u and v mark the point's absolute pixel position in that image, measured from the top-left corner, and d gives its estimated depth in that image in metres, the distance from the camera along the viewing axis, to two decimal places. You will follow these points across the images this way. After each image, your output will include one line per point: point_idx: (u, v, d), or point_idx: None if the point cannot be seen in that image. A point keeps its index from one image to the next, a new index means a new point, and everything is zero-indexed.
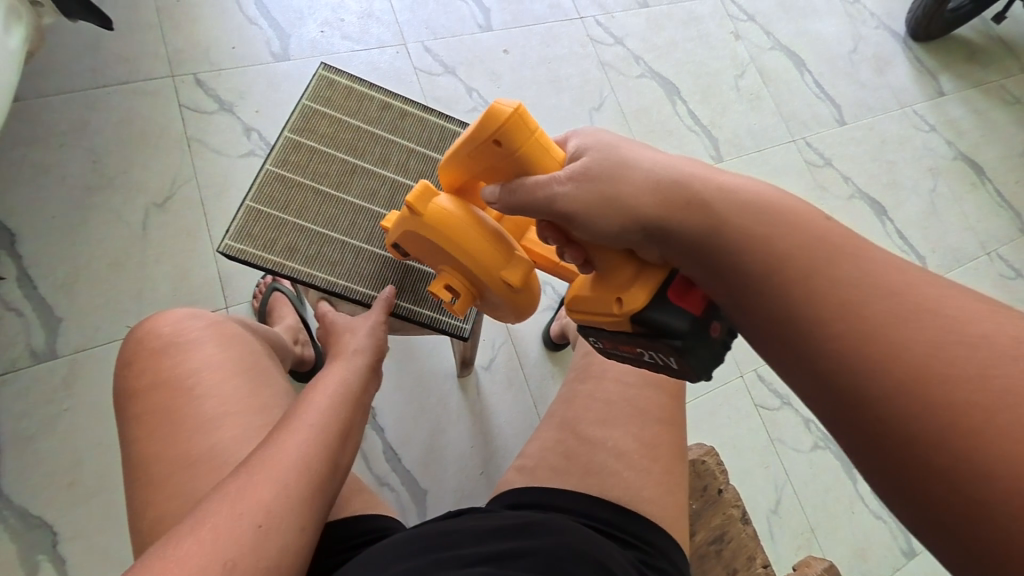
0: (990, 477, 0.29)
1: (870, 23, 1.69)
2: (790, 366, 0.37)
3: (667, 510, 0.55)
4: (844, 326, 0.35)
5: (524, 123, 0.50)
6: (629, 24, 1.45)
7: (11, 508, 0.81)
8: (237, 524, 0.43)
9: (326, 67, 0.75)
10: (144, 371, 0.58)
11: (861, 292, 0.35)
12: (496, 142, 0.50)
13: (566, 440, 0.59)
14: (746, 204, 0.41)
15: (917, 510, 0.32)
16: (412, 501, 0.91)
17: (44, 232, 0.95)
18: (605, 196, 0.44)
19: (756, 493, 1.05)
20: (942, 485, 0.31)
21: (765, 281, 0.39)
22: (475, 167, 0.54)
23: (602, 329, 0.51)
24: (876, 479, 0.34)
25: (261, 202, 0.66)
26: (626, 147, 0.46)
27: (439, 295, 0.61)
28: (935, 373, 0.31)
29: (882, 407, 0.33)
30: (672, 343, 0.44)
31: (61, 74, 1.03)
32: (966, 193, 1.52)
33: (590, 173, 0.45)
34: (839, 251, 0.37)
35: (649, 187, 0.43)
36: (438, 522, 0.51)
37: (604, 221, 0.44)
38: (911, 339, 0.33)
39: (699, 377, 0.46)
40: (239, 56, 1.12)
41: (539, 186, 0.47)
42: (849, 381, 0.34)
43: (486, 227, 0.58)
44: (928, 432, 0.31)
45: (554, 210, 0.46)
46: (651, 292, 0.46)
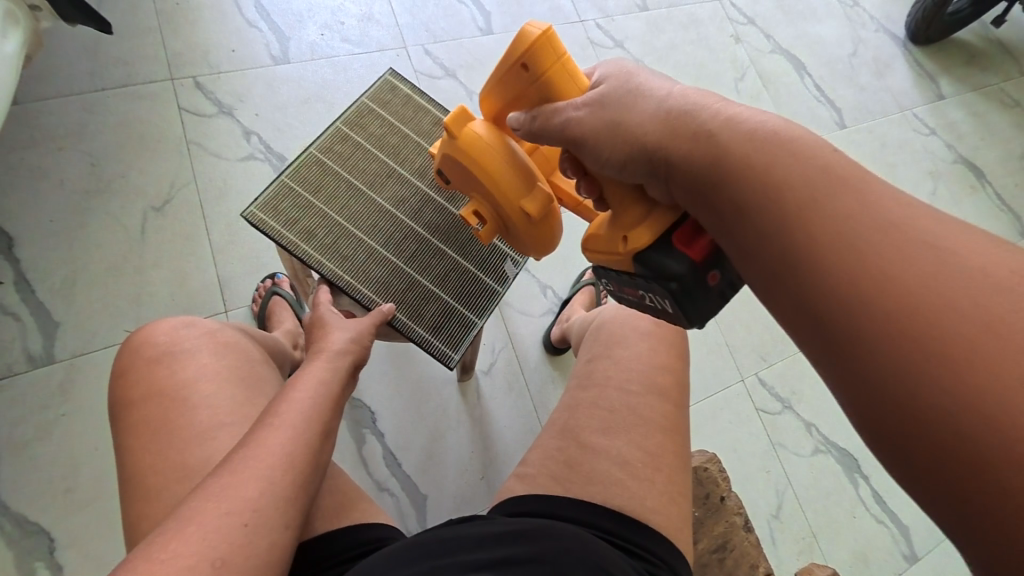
0: (978, 415, 0.28)
1: (870, 26, 1.70)
2: (784, 302, 0.36)
3: (670, 519, 0.54)
4: (847, 254, 0.33)
5: (553, 46, 0.50)
6: (629, 27, 1.45)
7: (6, 514, 0.80)
8: (223, 523, 0.42)
9: (394, 74, 0.76)
10: (136, 382, 0.57)
11: (866, 226, 0.34)
12: (524, 66, 0.51)
13: (568, 448, 0.58)
14: (752, 137, 0.39)
15: (898, 450, 0.31)
16: (411, 507, 0.90)
17: (42, 236, 0.94)
18: (613, 127, 0.45)
19: (758, 499, 1.05)
20: (926, 422, 0.29)
21: (767, 212, 0.37)
22: (504, 94, 0.54)
23: (609, 267, 0.53)
24: (859, 419, 0.33)
25: (296, 181, 0.67)
26: (644, 79, 0.46)
27: (469, 220, 0.62)
28: (934, 309, 0.30)
29: (876, 343, 0.31)
30: (668, 285, 0.45)
31: (60, 77, 1.02)
32: (966, 196, 1.52)
33: (603, 102, 0.46)
34: (848, 184, 0.36)
35: (654, 119, 0.43)
36: (437, 529, 0.50)
37: (610, 150, 0.45)
38: (912, 275, 0.31)
39: (691, 324, 0.47)
40: (238, 58, 1.12)
41: (556, 114, 0.49)
42: (844, 315, 0.33)
43: (514, 157, 0.58)
44: (920, 371, 0.30)
45: (568, 136, 0.48)
46: (661, 228, 0.46)
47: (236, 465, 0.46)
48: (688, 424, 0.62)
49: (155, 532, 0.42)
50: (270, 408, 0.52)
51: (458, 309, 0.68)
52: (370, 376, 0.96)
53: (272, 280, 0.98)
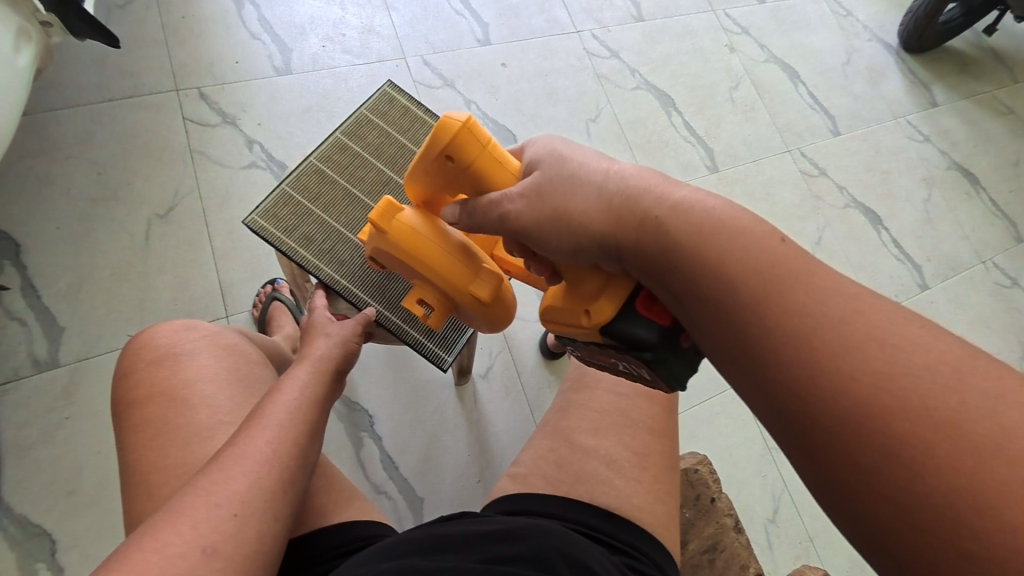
0: (930, 504, 0.30)
1: (863, 35, 1.72)
2: (746, 387, 0.38)
3: (658, 518, 0.55)
4: (795, 348, 0.35)
5: (474, 136, 0.51)
6: (624, 38, 1.48)
7: (10, 516, 0.81)
8: (211, 514, 0.43)
9: (392, 86, 0.79)
10: (136, 384, 0.58)
11: (814, 316, 0.35)
12: (448, 157, 0.51)
13: (559, 448, 0.59)
14: (702, 220, 0.41)
15: (866, 535, 0.33)
16: (408, 510, 0.91)
17: (48, 242, 0.96)
18: (555, 215, 0.45)
19: (753, 502, 1.05)
20: (889, 510, 0.31)
21: (721, 302, 0.39)
22: (433, 184, 0.55)
23: (576, 337, 0.53)
24: (826, 501, 0.34)
25: (296, 189, 0.69)
26: (577, 163, 0.46)
27: (414, 309, 0.62)
28: (881, 399, 0.32)
29: (834, 434, 0.33)
30: (642, 355, 0.45)
31: (69, 89, 1.05)
32: (960, 202, 1.53)
33: (539, 192, 0.46)
34: (790, 275, 0.37)
35: (601, 203, 0.44)
36: (427, 527, 0.51)
37: (556, 239, 0.45)
38: (858, 366, 0.33)
39: (673, 386, 0.47)
40: (242, 70, 1.15)
41: (492, 206, 0.48)
42: (807, 410, 0.34)
43: (453, 242, 0.59)
44: (875, 460, 0.31)
45: (508, 228, 0.48)
46: (620, 302, 0.47)
47: (224, 461, 0.47)
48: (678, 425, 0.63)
49: (145, 527, 0.43)
50: (256, 410, 0.53)
51: None
52: (367, 381, 0.97)
53: (272, 285, 1.00)
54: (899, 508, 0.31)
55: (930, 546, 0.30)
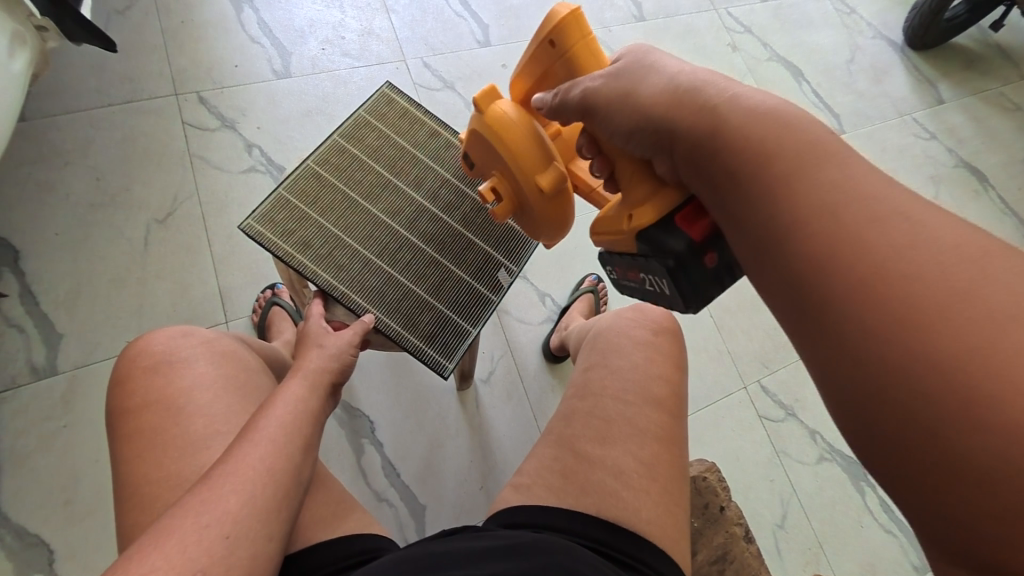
0: (924, 379, 0.30)
1: (867, 33, 1.70)
2: (760, 263, 0.38)
3: (666, 531, 0.53)
4: (818, 221, 0.35)
5: (577, 27, 0.54)
6: (626, 38, 1.47)
7: (7, 527, 0.80)
8: (197, 543, 0.42)
9: (390, 87, 0.78)
10: (130, 394, 0.57)
11: (851, 202, 0.35)
12: (551, 43, 0.55)
13: (564, 458, 0.58)
14: (749, 109, 0.40)
15: (851, 410, 0.33)
16: (410, 517, 0.90)
17: (47, 249, 0.96)
18: (624, 95, 0.47)
19: (761, 507, 1.03)
20: (880, 383, 0.31)
21: (751, 180, 0.39)
22: (534, 74, 0.58)
23: (616, 251, 0.56)
24: (819, 376, 0.35)
25: (293, 193, 0.68)
26: (656, 57, 0.48)
27: (486, 198, 0.62)
28: (911, 287, 0.31)
29: (843, 304, 0.33)
30: (665, 262, 0.49)
31: (68, 94, 1.05)
32: (968, 200, 1.51)
33: (618, 74, 0.49)
34: (827, 156, 0.37)
35: (664, 90, 0.45)
36: (428, 543, 0.51)
37: (620, 118, 0.48)
38: (878, 241, 0.33)
39: (688, 306, 0.50)
40: (241, 74, 1.14)
41: (574, 86, 0.52)
42: (819, 280, 0.34)
43: (537, 135, 0.59)
44: (894, 350, 0.31)
45: (582, 105, 0.51)
46: (663, 209, 0.49)
47: (214, 479, 0.46)
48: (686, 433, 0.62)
49: (131, 548, 0.42)
50: (248, 425, 0.52)
51: (454, 318, 0.69)
52: (368, 386, 0.96)
53: (272, 291, 0.99)
54: (908, 398, 0.31)
55: (912, 417, 0.30)
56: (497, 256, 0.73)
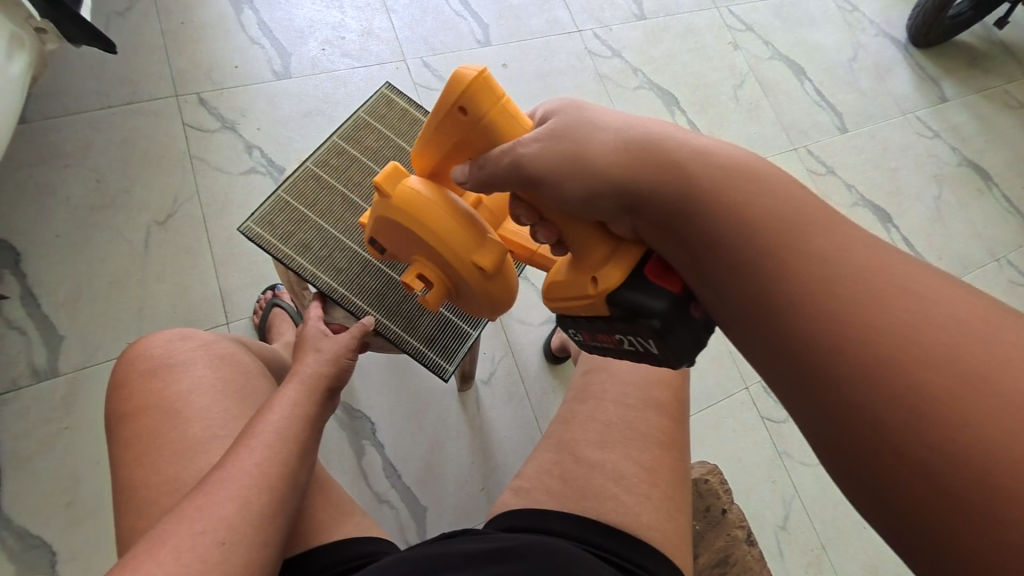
0: (906, 430, 0.31)
1: (869, 30, 1.69)
2: (743, 317, 0.39)
3: (667, 536, 0.53)
4: (796, 276, 0.37)
5: (488, 89, 0.49)
6: (626, 37, 1.46)
7: (9, 528, 0.81)
8: (189, 553, 0.42)
9: (389, 87, 0.77)
10: (129, 398, 0.57)
11: (832, 264, 0.36)
12: (461, 110, 0.49)
13: (563, 462, 0.57)
14: (722, 171, 0.41)
15: (839, 457, 0.34)
16: (411, 519, 0.90)
17: (47, 252, 0.96)
18: (574, 159, 0.45)
19: (762, 509, 1.03)
20: (865, 433, 0.32)
21: (729, 238, 0.40)
22: (444, 146, 0.53)
23: (580, 317, 0.52)
24: (806, 423, 0.36)
25: (292, 194, 0.67)
26: (598, 113, 0.46)
27: (413, 286, 0.58)
28: (901, 346, 0.32)
29: (822, 355, 0.34)
30: (651, 324, 0.44)
31: (68, 97, 1.05)
32: (971, 199, 1.50)
33: (557, 134, 0.46)
34: (800, 214, 0.39)
35: (618, 149, 0.44)
36: (427, 545, 0.51)
37: (572, 185, 0.45)
38: (854, 295, 0.34)
39: (680, 363, 0.46)
40: (241, 75, 1.14)
41: (505, 155, 0.48)
42: (800, 332, 0.36)
43: (459, 211, 0.56)
44: (889, 413, 0.31)
45: (523, 173, 0.47)
46: (627, 273, 0.46)
47: (210, 485, 0.46)
48: (687, 437, 0.61)
49: (128, 554, 0.42)
50: (245, 431, 0.51)
51: (454, 320, 0.69)
52: (368, 388, 0.95)
53: (272, 292, 0.98)
54: (909, 459, 0.31)
55: (898, 466, 0.31)
56: None
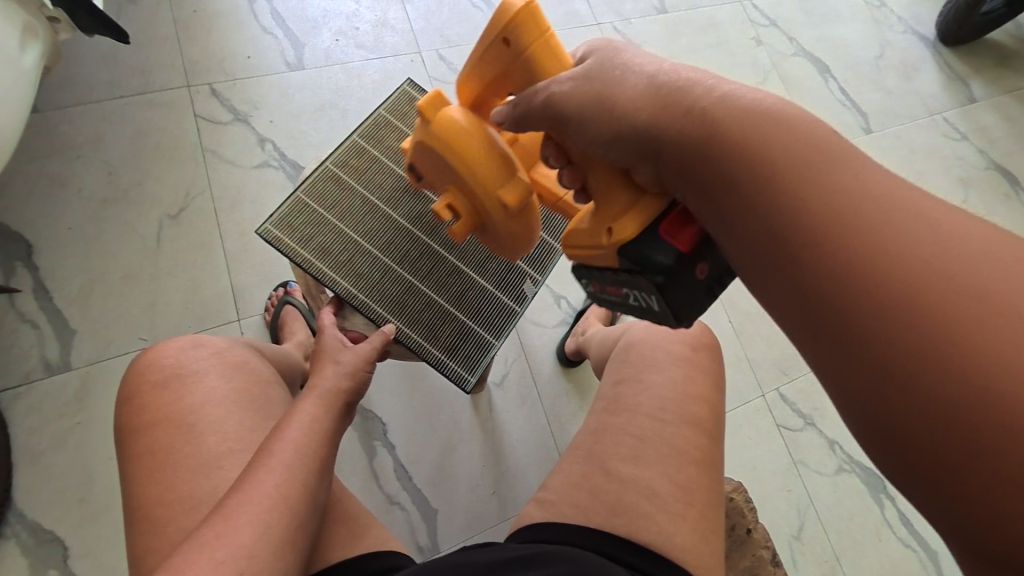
0: (951, 386, 0.30)
1: (896, 27, 1.64)
2: (769, 273, 0.37)
3: (701, 559, 0.52)
4: (828, 227, 0.35)
5: (535, 20, 0.50)
6: (646, 31, 1.42)
7: (23, 521, 0.81)
8: (220, 571, 0.42)
9: (410, 85, 0.75)
10: (145, 404, 0.57)
11: (854, 200, 0.35)
12: (505, 40, 0.51)
13: (592, 476, 0.56)
14: (739, 107, 0.40)
15: (879, 424, 0.33)
16: (422, 521, 0.89)
17: (60, 245, 0.95)
18: (598, 101, 0.45)
19: (778, 519, 1.01)
20: (907, 395, 0.31)
21: (756, 185, 0.38)
22: (488, 75, 0.55)
23: (591, 267, 0.54)
24: (839, 389, 0.34)
25: (311, 196, 0.66)
26: (631, 55, 0.46)
27: (441, 215, 0.60)
28: (922, 282, 0.32)
29: (855, 313, 0.33)
30: (655, 277, 0.45)
31: (79, 87, 1.03)
32: (999, 203, 1.46)
33: (588, 76, 0.46)
34: (831, 159, 0.37)
35: (642, 93, 0.43)
36: (447, 555, 0.50)
37: (596, 127, 0.45)
38: (892, 244, 0.33)
39: (680, 322, 0.47)
40: (254, 65, 1.12)
41: (541, 91, 0.49)
42: (834, 290, 0.34)
43: (492, 145, 0.57)
44: (912, 346, 0.31)
45: (553, 111, 0.48)
46: (644, 222, 0.47)
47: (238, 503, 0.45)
48: (721, 455, 0.59)
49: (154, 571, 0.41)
50: (263, 446, 0.50)
51: (475, 330, 0.68)
52: (380, 388, 0.94)
53: (285, 289, 0.97)
54: (925, 389, 0.30)
55: (942, 428, 0.30)
56: (522, 266, 0.72)
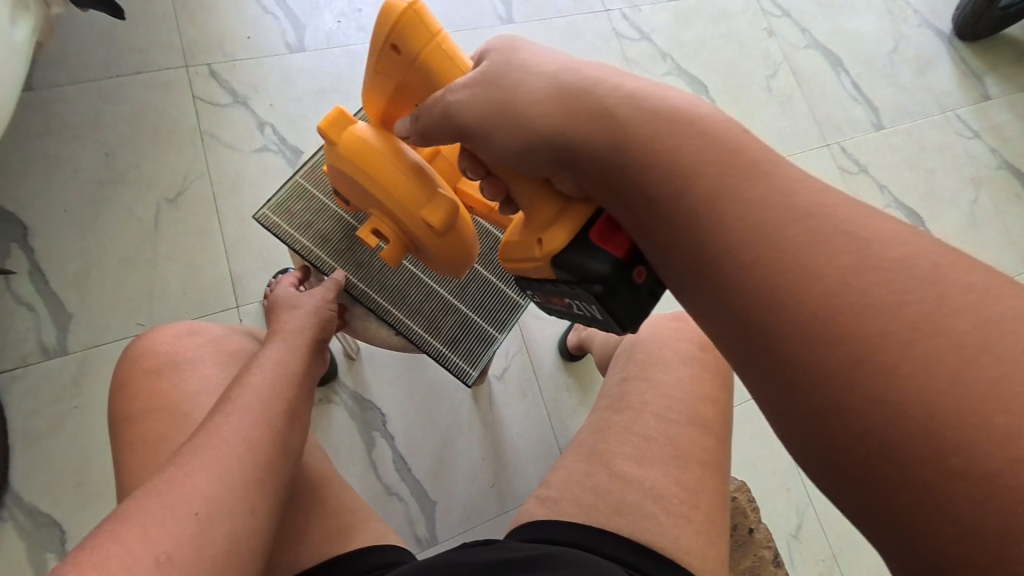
0: (888, 422, 0.28)
1: (912, 20, 1.60)
2: (699, 295, 0.36)
3: (705, 561, 0.51)
4: (749, 246, 0.33)
5: (421, 22, 0.49)
6: (656, 19, 1.39)
7: (19, 505, 0.80)
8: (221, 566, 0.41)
9: None
10: (141, 392, 0.56)
11: (769, 214, 0.34)
12: (394, 46, 0.50)
13: (596, 474, 0.55)
14: (653, 114, 0.39)
15: (825, 462, 0.31)
16: (420, 512, 0.89)
17: (55, 227, 0.93)
18: (501, 110, 0.44)
19: (776, 517, 1.01)
20: (844, 432, 0.29)
21: (674, 198, 0.37)
22: (388, 88, 0.53)
23: (535, 279, 0.53)
24: (782, 426, 0.33)
25: (310, 181, 0.66)
26: (527, 55, 0.45)
27: (368, 240, 0.60)
28: (853, 307, 0.30)
29: (784, 343, 0.31)
30: (591, 287, 0.44)
31: (74, 65, 1.00)
32: (1009, 204, 1.43)
33: (485, 81, 0.45)
34: (747, 170, 0.36)
35: (546, 97, 0.42)
36: (447, 552, 0.50)
37: (501, 137, 0.44)
38: (819, 263, 0.31)
39: (624, 328, 0.46)
40: (253, 46, 1.09)
41: (438, 102, 0.47)
42: (763, 320, 0.32)
43: (407, 162, 0.56)
44: (828, 374, 0.30)
45: (454, 122, 0.47)
46: (574, 232, 0.46)
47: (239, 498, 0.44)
48: (728, 457, 0.58)
49: None
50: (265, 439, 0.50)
51: (478, 323, 0.67)
52: (380, 378, 0.94)
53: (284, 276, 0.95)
54: (862, 424, 0.29)
55: (882, 466, 0.28)
56: None
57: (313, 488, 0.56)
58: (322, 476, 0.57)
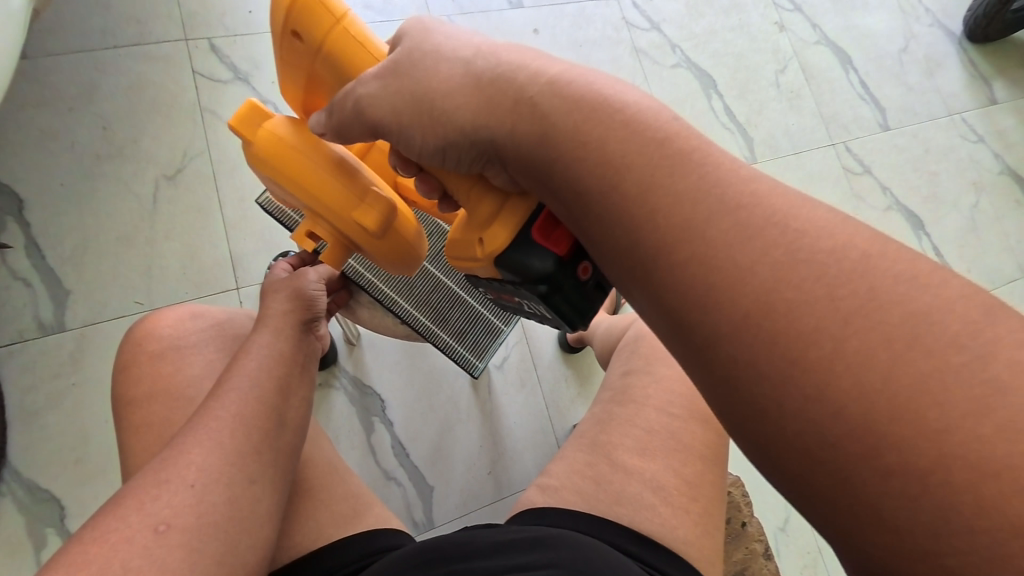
0: (821, 422, 0.28)
1: (924, 19, 1.58)
2: (639, 295, 0.35)
3: (701, 552, 0.53)
4: (677, 245, 0.32)
5: (319, 8, 0.48)
6: (667, 9, 1.36)
7: (18, 480, 0.81)
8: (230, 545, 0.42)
9: None
10: (144, 375, 0.56)
11: (696, 210, 0.33)
12: (294, 34, 0.49)
13: (597, 464, 0.56)
14: (576, 103, 0.38)
15: (773, 463, 0.31)
16: (417, 497, 0.90)
17: (51, 202, 0.91)
18: (417, 103, 0.43)
19: (765, 510, 1.04)
20: (783, 434, 0.30)
21: (602, 194, 0.36)
22: (299, 78, 0.53)
23: (482, 277, 0.53)
24: (730, 429, 0.32)
25: None
26: (440, 40, 0.44)
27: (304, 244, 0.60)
28: (797, 306, 0.29)
29: (722, 347, 0.31)
30: (537, 286, 0.45)
31: (70, 34, 0.97)
32: (1009, 210, 1.44)
33: (395, 72, 0.44)
34: (674, 162, 0.35)
35: (463, 89, 0.41)
36: (450, 534, 0.51)
37: (419, 135, 0.44)
38: (757, 257, 0.31)
39: (576, 325, 0.48)
40: (256, 21, 1.06)
41: (347, 97, 0.47)
42: (702, 324, 0.31)
43: (329, 159, 0.56)
44: (760, 377, 0.30)
45: (365, 116, 0.46)
46: (512, 232, 0.46)
47: None
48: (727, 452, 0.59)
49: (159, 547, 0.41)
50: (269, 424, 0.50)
51: (485, 317, 0.72)
52: (379, 364, 0.94)
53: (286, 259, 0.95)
54: (803, 425, 0.29)
55: (820, 465, 0.29)
56: None
57: (317, 473, 0.56)
58: (326, 461, 0.58)
